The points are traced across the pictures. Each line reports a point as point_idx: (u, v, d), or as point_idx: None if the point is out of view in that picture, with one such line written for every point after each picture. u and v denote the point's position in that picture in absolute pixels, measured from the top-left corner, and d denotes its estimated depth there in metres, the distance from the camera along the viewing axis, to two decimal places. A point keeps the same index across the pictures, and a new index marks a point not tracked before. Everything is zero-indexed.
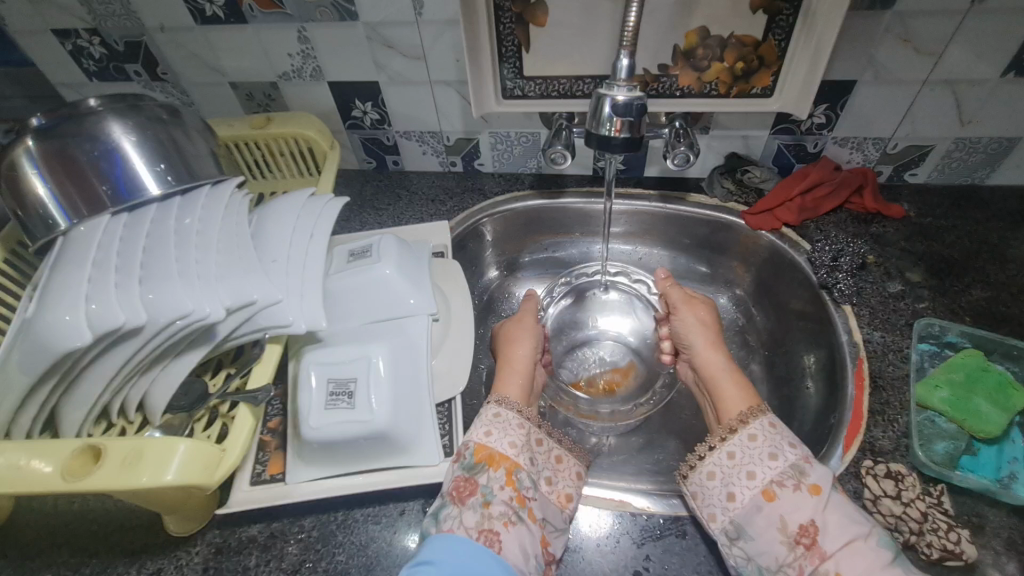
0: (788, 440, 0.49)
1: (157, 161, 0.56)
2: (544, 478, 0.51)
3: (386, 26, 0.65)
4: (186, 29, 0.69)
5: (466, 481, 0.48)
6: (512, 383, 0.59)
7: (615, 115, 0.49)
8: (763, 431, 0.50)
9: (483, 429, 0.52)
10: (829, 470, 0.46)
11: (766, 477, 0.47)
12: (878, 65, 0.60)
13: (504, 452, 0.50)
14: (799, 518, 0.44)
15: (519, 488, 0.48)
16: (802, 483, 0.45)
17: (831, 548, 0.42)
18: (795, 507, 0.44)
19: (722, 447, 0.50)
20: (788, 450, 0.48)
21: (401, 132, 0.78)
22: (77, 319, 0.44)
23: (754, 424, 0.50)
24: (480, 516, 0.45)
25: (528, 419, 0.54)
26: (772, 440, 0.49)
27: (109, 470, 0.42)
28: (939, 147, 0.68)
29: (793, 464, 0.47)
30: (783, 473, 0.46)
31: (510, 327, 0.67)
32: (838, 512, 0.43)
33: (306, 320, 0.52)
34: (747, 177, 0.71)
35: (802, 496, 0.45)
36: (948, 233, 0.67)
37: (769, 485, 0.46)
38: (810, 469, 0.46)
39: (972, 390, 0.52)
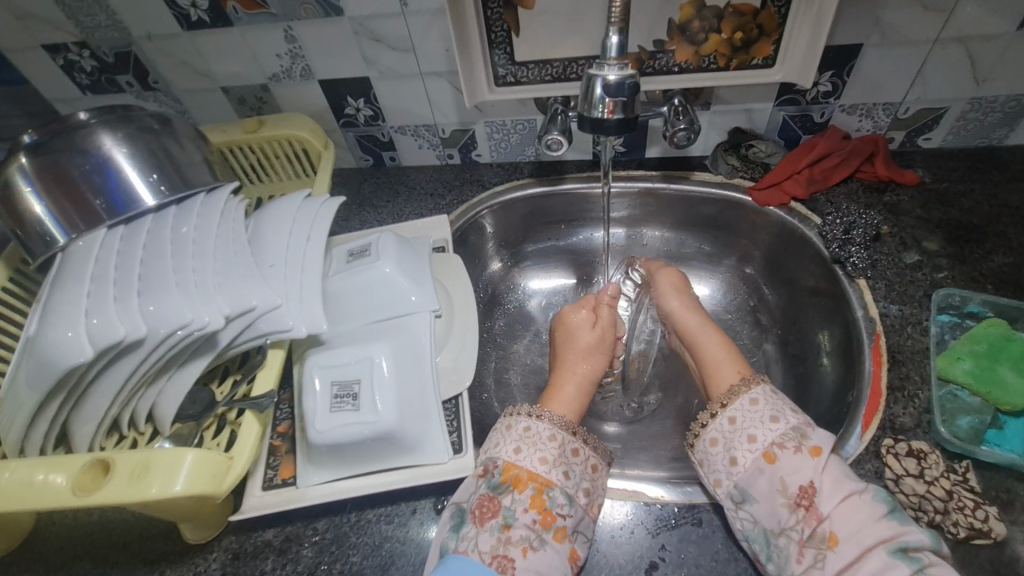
0: (790, 406, 0.51)
1: (150, 172, 0.56)
2: (582, 490, 0.48)
3: (372, 20, 0.64)
4: (174, 36, 0.69)
5: (489, 500, 0.47)
6: (560, 400, 0.57)
7: (607, 96, 0.48)
8: (765, 395, 0.51)
9: (513, 444, 0.50)
10: (831, 435, 0.48)
11: (769, 440, 0.48)
12: (884, 26, 0.58)
13: (532, 471, 0.48)
14: (799, 480, 0.45)
15: (545, 509, 0.46)
16: (802, 445, 0.47)
17: (825, 509, 0.43)
18: (795, 468, 0.46)
19: (724, 412, 0.52)
20: (767, 427, 0.49)
21: (395, 127, 0.77)
22: (78, 334, 0.44)
23: (754, 391, 0.52)
24: (497, 540, 0.45)
25: (563, 430, 0.52)
26: (774, 404, 0.51)
27: (119, 483, 0.42)
28: (953, 109, 0.65)
29: (794, 427, 0.48)
30: (784, 435, 0.48)
31: (570, 332, 0.64)
32: (836, 472, 0.45)
33: (307, 323, 0.51)
34: (752, 152, 0.69)
35: (803, 458, 0.46)
36: (966, 198, 0.64)
37: (770, 448, 0.48)
38: (811, 432, 0.48)
39: (996, 360, 0.50)
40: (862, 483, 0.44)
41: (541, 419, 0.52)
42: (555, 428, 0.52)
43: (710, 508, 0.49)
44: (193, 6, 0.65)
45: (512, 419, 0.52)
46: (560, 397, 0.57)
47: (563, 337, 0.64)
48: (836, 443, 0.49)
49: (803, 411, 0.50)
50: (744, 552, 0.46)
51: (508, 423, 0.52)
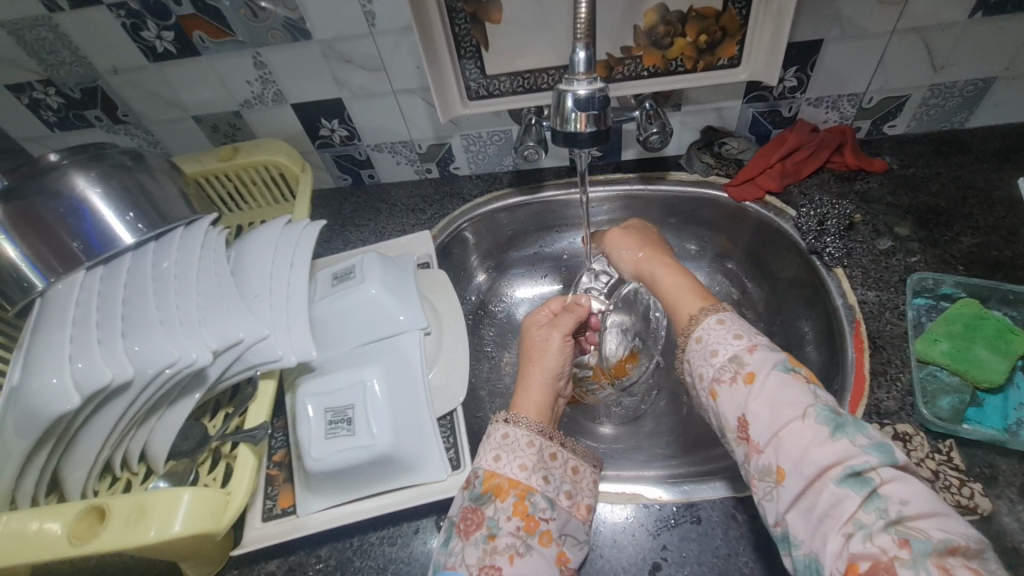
0: (732, 332, 0.47)
1: (126, 210, 0.55)
2: (563, 493, 0.48)
3: (341, 41, 0.64)
4: (140, 68, 0.68)
5: (471, 513, 0.46)
6: (528, 402, 0.55)
7: (579, 110, 0.48)
8: (710, 329, 0.49)
9: (492, 452, 0.49)
10: (774, 353, 0.45)
11: (711, 376, 0.46)
12: (843, 20, 0.59)
13: (512, 478, 0.47)
14: (735, 415, 0.43)
15: (528, 515, 0.45)
16: (738, 374, 0.44)
17: (763, 439, 0.40)
18: (730, 403, 0.44)
19: (692, 336, 0.50)
20: (730, 342, 0.47)
21: (372, 145, 0.77)
22: (63, 380, 0.43)
23: (703, 325, 0.49)
24: (483, 551, 0.43)
25: (537, 434, 0.50)
26: (719, 334, 0.48)
27: (115, 529, 0.41)
28: (915, 96, 0.67)
29: (733, 356, 0.46)
30: (722, 369, 0.46)
31: (533, 337, 0.62)
32: (771, 394, 0.42)
33: (295, 351, 0.51)
34: (725, 150, 0.71)
35: (738, 388, 0.44)
36: (934, 181, 0.66)
37: (711, 384, 0.46)
38: (750, 358, 0.45)
39: (972, 339, 0.52)
40: (803, 403, 0.40)
41: (517, 424, 0.51)
42: (531, 433, 0.50)
43: (707, 506, 0.49)
44: (158, 38, 0.64)
45: (492, 428, 0.52)
46: (527, 397, 0.56)
47: (526, 345, 0.62)
48: (787, 358, 0.44)
49: (749, 333, 0.47)
50: (742, 547, 0.47)
51: (489, 431, 0.51)
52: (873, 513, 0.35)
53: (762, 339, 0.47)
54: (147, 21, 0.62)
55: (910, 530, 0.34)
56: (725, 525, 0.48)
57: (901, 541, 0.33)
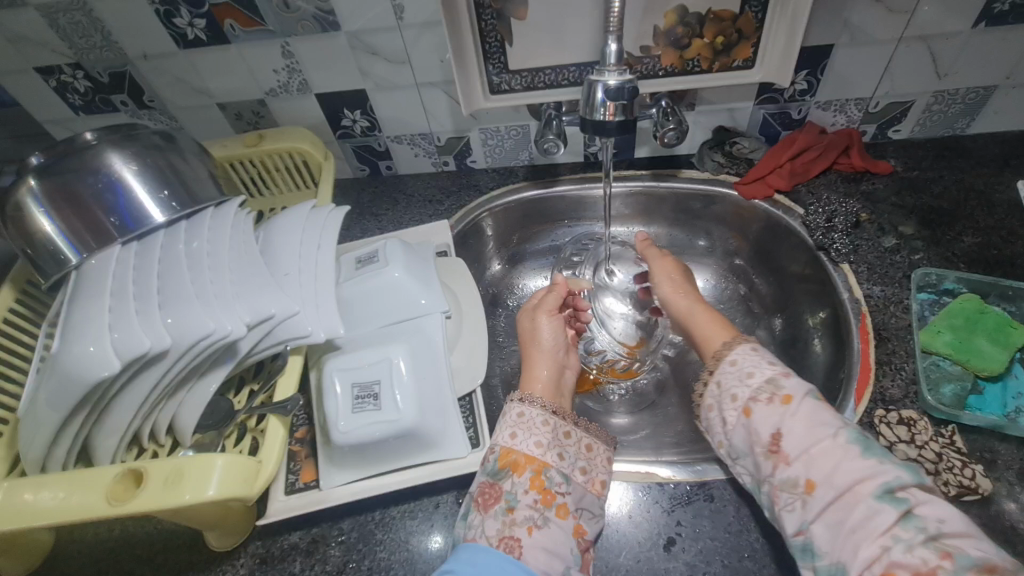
0: (767, 359, 0.49)
1: (159, 189, 0.57)
2: (578, 469, 0.50)
3: (368, 34, 0.66)
4: (169, 55, 0.70)
5: (489, 487, 0.48)
6: (536, 384, 0.58)
7: (608, 100, 0.50)
8: (743, 355, 0.51)
9: (508, 430, 0.51)
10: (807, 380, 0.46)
11: (745, 396, 0.47)
12: (853, 27, 0.62)
13: (528, 454, 0.49)
14: (768, 429, 0.44)
15: (544, 489, 0.47)
16: (775, 395, 0.46)
17: (795, 452, 0.42)
18: (767, 419, 0.45)
19: (712, 376, 0.51)
20: (765, 367, 0.49)
21: (392, 137, 0.79)
22: (103, 348, 0.44)
23: (737, 351, 0.51)
24: (503, 523, 0.45)
25: (551, 415, 0.52)
26: (752, 360, 0.50)
27: (152, 491, 0.42)
28: (919, 102, 0.70)
29: (769, 379, 0.47)
30: (758, 390, 0.47)
31: (525, 325, 0.65)
32: (806, 415, 0.44)
33: (323, 328, 0.53)
34: (736, 149, 0.74)
35: (773, 407, 0.45)
36: (936, 183, 0.69)
37: (747, 402, 0.47)
38: (786, 382, 0.46)
39: (973, 332, 0.54)
40: (836, 425, 0.42)
41: (532, 403, 0.53)
42: (545, 413, 0.52)
43: (719, 485, 0.51)
44: (190, 26, 0.66)
45: (507, 407, 0.54)
46: (536, 382, 0.58)
47: (520, 333, 0.65)
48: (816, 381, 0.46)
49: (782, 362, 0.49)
50: (752, 524, 0.48)
51: (504, 411, 0.53)
52: (912, 530, 0.36)
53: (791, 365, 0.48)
54: (181, 8, 0.64)
55: (949, 546, 0.35)
56: (737, 504, 0.50)
57: (943, 555, 0.34)
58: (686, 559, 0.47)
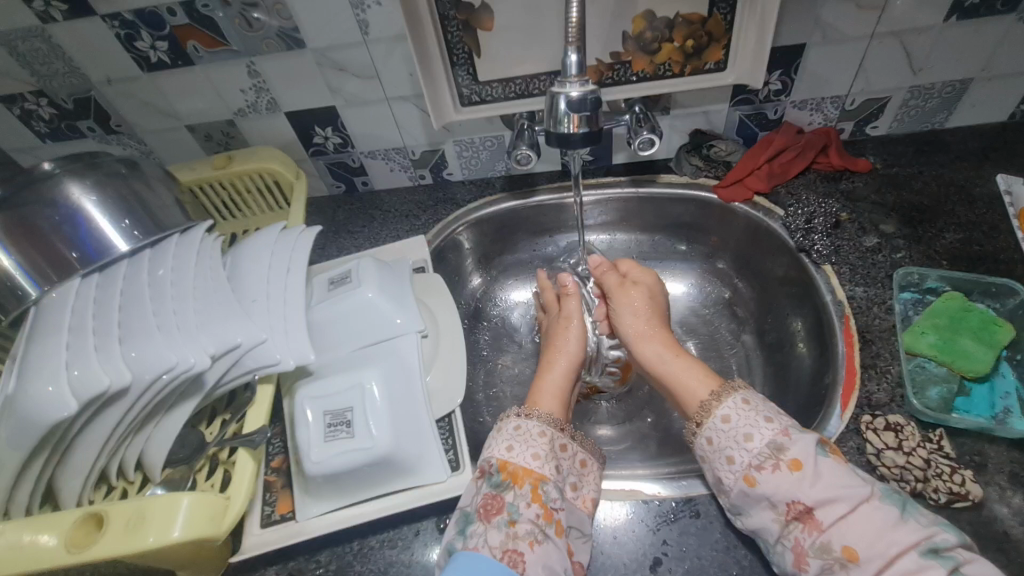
0: (763, 416, 0.47)
1: (122, 218, 0.55)
2: (569, 485, 0.49)
3: (334, 50, 0.65)
4: (133, 78, 0.68)
5: (492, 498, 0.46)
6: (545, 396, 0.57)
7: (571, 112, 0.49)
8: (737, 408, 0.48)
9: (505, 443, 0.50)
10: (808, 436, 0.45)
11: (746, 460, 0.46)
12: (824, 25, 0.61)
13: (527, 466, 0.48)
14: (784, 497, 0.43)
15: (545, 503, 0.46)
16: (780, 461, 0.44)
17: (825, 519, 0.41)
18: (776, 488, 0.43)
19: (702, 431, 0.49)
20: (763, 427, 0.46)
21: (365, 153, 0.78)
22: (60, 388, 0.43)
23: (726, 405, 0.49)
24: (505, 535, 0.44)
25: (550, 426, 0.52)
26: (747, 418, 0.47)
27: (114, 535, 0.41)
28: (895, 98, 0.69)
29: (770, 442, 0.45)
30: (761, 455, 0.45)
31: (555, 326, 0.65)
32: (824, 479, 0.42)
33: (293, 355, 0.51)
34: (713, 152, 0.72)
35: (783, 475, 0.43)
36: (916, 180, 0.68)
37: (748, 470, 0.45)
38: (789, 443, 0.45)
39: (957, 331, 0.53)
40: (863, 488, 0.42)
41: (530, 416, 0.52)
42: (544, 424, 0.52)
43: (706, 500, 0.50)
44: (152, 48, 0.65)
45: (504, 422, 0.53)
46: (547, 394, 0.57)
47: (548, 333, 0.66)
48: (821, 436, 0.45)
49: (779, 416, 0.47)
50: (739, 540, 0.47)
51: (499, 426, 0.52)
52: None
53: (790, 420, 0.47)
54: (142, 31, 0.63)
55: None
56: (723, 519, 0.48)
57: None
58: None
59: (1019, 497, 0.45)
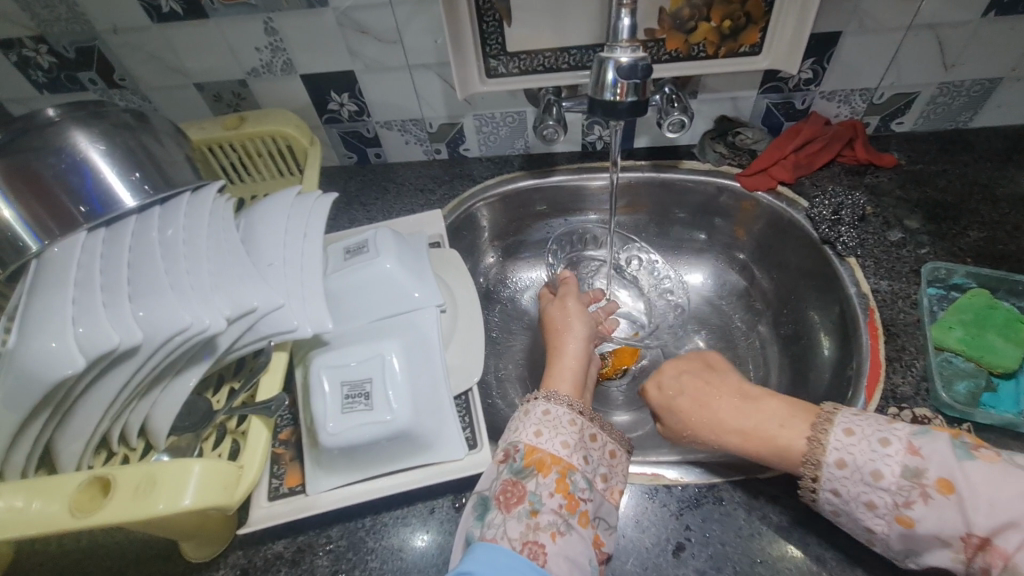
0: (876, 438, 0.40)
1: (131, 171, 0.52)
2: (598, 476, 0.48)
3: (358, 10, 0.62)
4: (142, 29, 0.65)
5: (512, 485, 0.45)
6: (562, 378, 0.56)
7: (620, 79, 0.48)
8: (842, 449, 0.40)
9: (533, 428, 0.48)
10: (937, 439, 0.38)
11: (886, 502, 0.38)
12: (862, 14, 0.60)
13: (555, 454, 0.46)
14: (953, 531, 0.35)
15: (569, 493, 0.44)
16: (924, 487, 0.37)
17: (1011, 544, 0.33)
18: (937, 522, 0.36)
19: (820, 487, 0.41)
20: (884, 454, 0.39)
21: (382, 122, 0.75)
22: (65, 344, 0.40)
23: (832, 447, 0.41)
24: (526, 526, 0.42)
25: (578, 413, 0.50)
26: (864, 452, 0.39)
27: (120, 500, 0.38)
28: (924, 94, 0.68)
29: (902, 468, 0.38)
30: (900, 489, 0.38)
31: (554, 314, 0.65)
32: (981, 495, 0.35)
33: (311, 323, 0.49)
34: (740, 139, 0.71)
35: (936, 505, 0.36)
36: (940, 177, 0.68)
37: (898, 510, 0.38)
38: (923, 462, 0.37)
39: (984, 328, 0.52)
40: None
41: (558, 402, 0.50)
42: (573, 411, 0.50)
43: (728, 486, 0.49)
44: None
45: (528, 405, 0.51)
46: (561, 378, 0.56)
47: (547, 322, 0.65)
48: (949, 435, 0.38)
49: (891, 428, 0.40)
50: (764, 528, 0.46)
51: (525, 409, 0.51)
52: None
53: (903, 427, 0.40)
54: None
55: None
56: (747, 505, 0.48)
57: None
58: (696, 565, 0.45)
59: None
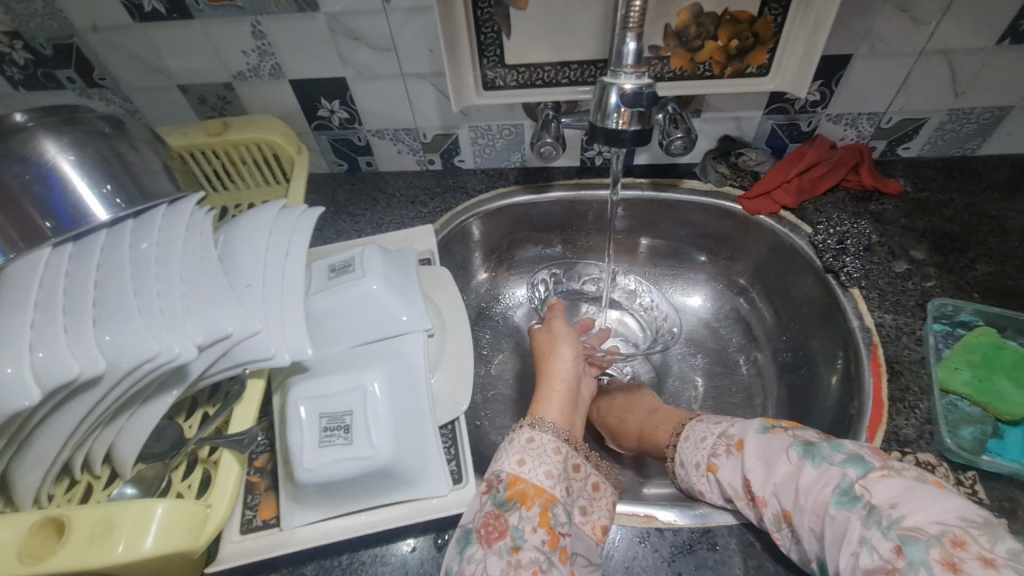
0: (712, 421, 0.51)
1: (103, 182, 0.50)
2: (577, 509, 0.47)
3: (350, 16, 0.59)
4: (123, 28, 0.62)
5: (494, 519, 0.43)
6: (551, 405, 0.55)
7: (623, 106, 0.45)
8: (692, 430, 0.52)
9: (516, 456, 0.47)
10: (751, 419, 0.47)
11: (706, 458, 0.48)
12: (874, 37, 0.58)
13: (538, 485, 0.45)
14: (735, 479, 0.45)
15: (552, 529, 0.43)
16: (729, 445, 0.47)
17: (765, 491, 0.42)
18: (730, 473, 0.45)
19: (675, 461, 0.52)
20: (713, 427, 0.50)
21: (373, 131, 0.73)
22: (21, 371, 0.37)
23: (688, 428, 0.53)
24: (506, 564, 0.40)
25: (563, 442, 0.49)
26: (701, 427, 0.51)
27: (75, 545, 0.35)
28: (932, 120, 0.66)
29: (721, 434, 0.49)
30: (714, 447, 0.48)
31: (543, 338, 0.64)
32: (758, 452, 0.44)
33: (289, 349, 0.47)
34: (741, 161, 0.69)
35: (733, 458, 0.46)
36: (947, 207, 0.66)
37: (710, 461, 0.47)
38: (734, 430, 0.48)
39: (991, 369, 0.51)
40: (782, 448, 0.43)
41: (542, 429, 0.50)
42: (557, 439, 0.49)
43: (724, 532, 0.47)
44: None
45: (515, 433, 0.50)
46: (551, 406, 0.55)
47: (536, 345, 0.64)
48: (764, 418, 0.46)
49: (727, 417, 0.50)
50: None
51: (511, 436, 0.50)
52: (874, 528, 0.35)
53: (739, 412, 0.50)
54: None
55: (910, 532, 0.34)
56: (743, 554, 0.46)
57: (897, 550, 0.33)
58: None
59: None
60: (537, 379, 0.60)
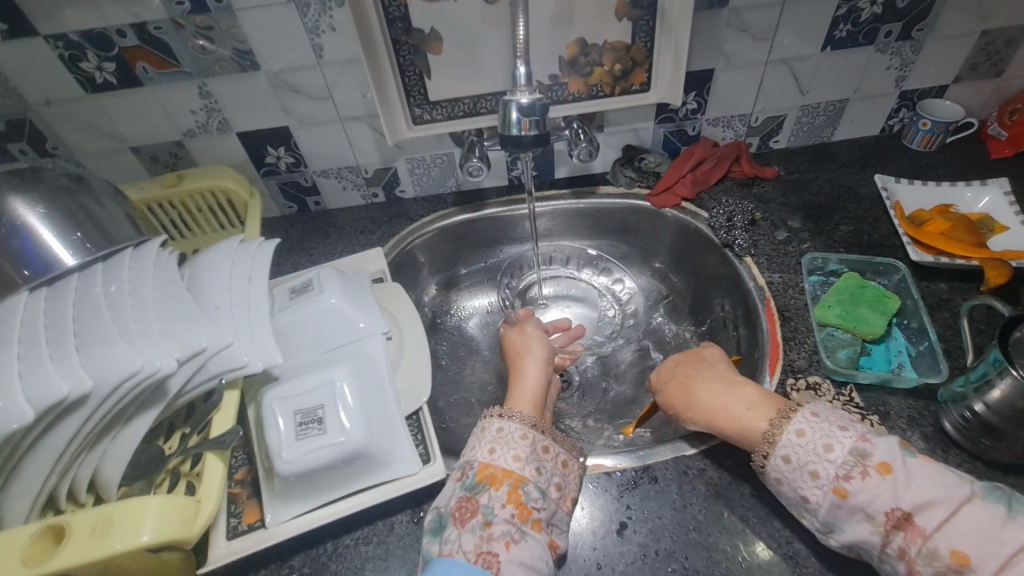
0: (838, 424, 0.45)
1: (72, 231, 0.54)
2: (553, 486, 0.50)
3: (289, 72, 0.67)
4: (76, 99, 0.67)
5: (466, 501, 0.47)
6: (522, 399, 0.58)
7: (522, 117, 0.55)
8: (807, 423, 0.45)
9: (487, 446, 0.51)
10: (888, 439, 0.43)
11: (831, 472, 0.43)
12: (727, 54, 0.71)
13: (506, 468, 0.49)
14: (882, 507, 0.40)
15: (521, 503, 0.47)
16: (869, 467, 0.41)
17: (930, 524, 0.39)
18: (871, 498, 0.41)
19: (774, 453, 0.45)
20: (840, 435, 0.44)
21: (318, 172, 0.80)
22: (11, 402, 0.40)
23: (797, 419, 0.46)
24: (479, 538, 0.45)
25: (529, 428, 0.52)
26: (821, 429, 0.44)
27: (77, 544, 0.39)
28: (790, 116, 0.81)
29: (852, 449, 0.43)
30: (846, 464, 0.42)
31: (515, 339, 0.68)
32: (916, 483, 0.40)
33: (261, 358, 0.52)
34: (644, 164, 0.81)
35: (874, 482, 0.41)
36: (814, 184, 0.79)
37: (837, 482, 0.42)
38: (871, 448, 0.42)
39: (857, 303, 0.62)
40: (962, 487, 0.40)
41: (511, 418, 0.53)
42: (524, 426, 0.52)
43: (661, 467, 0.54)
44: (97, 69, 0.64)
45: (485, 423, 0.53)
46: (522, 399, 0.58)
47: (509, 346, 0.68)
48: (900, 439, 0.43)
49: (852, 422, 0.45)
50: (694, 499, 0.52)
51: (482, 426, 0.53)
52: None
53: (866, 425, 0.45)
54: (88, 52, 0.63)
55: None
56: (679, 481, 0.53)
57: None
58: (639, 540, 0.49)
59: (918, 436, 0.52)
60: (510, 379, 0.63)
